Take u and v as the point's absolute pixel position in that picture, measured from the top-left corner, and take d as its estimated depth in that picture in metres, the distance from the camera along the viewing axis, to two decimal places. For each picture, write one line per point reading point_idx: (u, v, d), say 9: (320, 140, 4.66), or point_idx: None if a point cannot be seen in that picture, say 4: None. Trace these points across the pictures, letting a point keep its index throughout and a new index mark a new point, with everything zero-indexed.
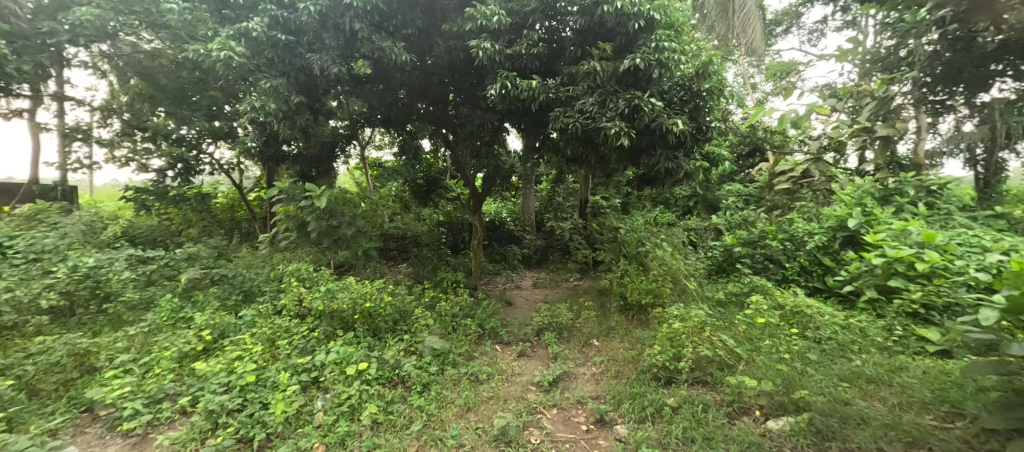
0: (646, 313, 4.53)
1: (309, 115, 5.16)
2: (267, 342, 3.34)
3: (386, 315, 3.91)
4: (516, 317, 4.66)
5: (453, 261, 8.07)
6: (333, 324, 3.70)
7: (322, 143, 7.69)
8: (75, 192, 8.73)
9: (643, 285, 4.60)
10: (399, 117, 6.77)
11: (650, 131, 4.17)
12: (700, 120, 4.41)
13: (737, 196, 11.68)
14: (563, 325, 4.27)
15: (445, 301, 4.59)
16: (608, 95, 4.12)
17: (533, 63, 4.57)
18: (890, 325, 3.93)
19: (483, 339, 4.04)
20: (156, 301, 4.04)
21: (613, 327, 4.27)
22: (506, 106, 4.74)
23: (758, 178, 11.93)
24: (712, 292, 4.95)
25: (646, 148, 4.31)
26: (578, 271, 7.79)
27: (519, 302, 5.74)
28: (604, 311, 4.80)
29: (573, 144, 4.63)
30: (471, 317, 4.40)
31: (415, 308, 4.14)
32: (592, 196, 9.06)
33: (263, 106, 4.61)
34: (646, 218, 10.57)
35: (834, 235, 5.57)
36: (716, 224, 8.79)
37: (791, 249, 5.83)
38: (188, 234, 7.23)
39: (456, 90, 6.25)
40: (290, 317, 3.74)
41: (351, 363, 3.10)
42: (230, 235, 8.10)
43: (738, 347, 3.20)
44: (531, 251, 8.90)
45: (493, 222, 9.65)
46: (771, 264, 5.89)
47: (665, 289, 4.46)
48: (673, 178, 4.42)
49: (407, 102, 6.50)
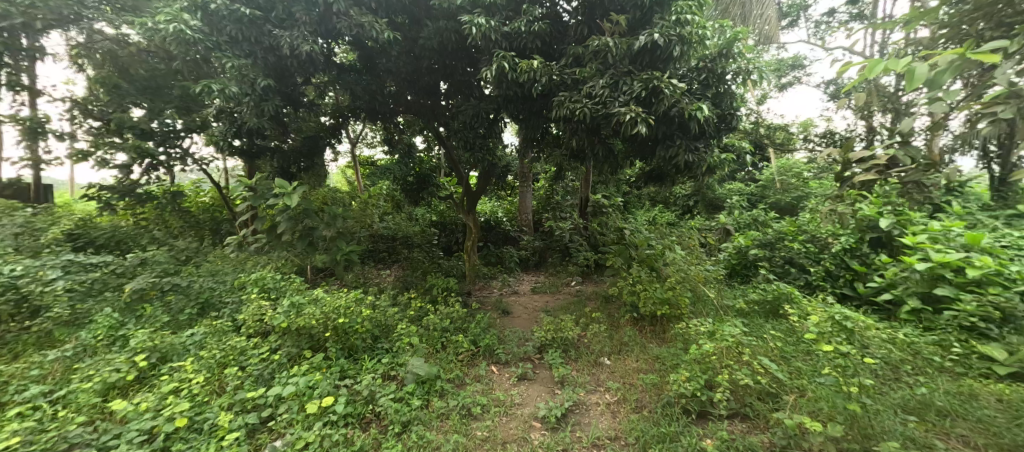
0: (661, 326, 4.01)
1: (281, 104, 4.59)
2: (216, 370, 2.78)
3: (363, 332, 3.35)
4: (515, 330, 4.11)
5: (445, 264, 7.50)
6: (300, 344, 3.15)
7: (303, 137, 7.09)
8: (51, 191, 8.16)
9: (658, 294, 4.07)
10: (385, 108, 6.19)
11: (668, 119, 3.64)
12: (724, 108, 3.89)
13: (740, 195, 11.27)
14: (568, 340, 3.72)
15: (433, 312, 4.04)
16: (620, 77, 3.58)
17: (533, 43, 4.02)
18: (944, 340, 3.43)
19: (477, 357, 3.50)
20: (94, 316, 3.45)
21: (625, 343, 3.74)
22: (503, 92, 4.20)
23: (762, 177, 11.51)
24: (732, 300, 4.44)
25: (663, 138, 3.77)
26: (579, 275, 7.28)
27: (517, 311, 5.20)
28: (613, 323, 4.26)
29: (579, 135, 4.10)
30: (462, 331, 3.85)
31: (398, 323, 3.59)
32: (594, 195, 8.55)
33: (224, 91, 4.02)
34: (648, 219, 10.09)
35: (861, 237, 5.10)
36: (723, 225, 8.31)
37: (813, 252, 5.34)
38: (155, 236, 6.61)
39: (448, 78, 5.70)
40: (250, 335, 3.18)
41: (315, 396, 2.55)
42: (204, 236, 7.48)
43: (782, 374, 2.69)
44: (529, 253, 8.36)
45: (488, 222, 9.10)
46: (792, 268, 5.40)
47: (683, 299, 3.95)
48: (692, 173, 3.90)
49: (394, 92, 5.95)
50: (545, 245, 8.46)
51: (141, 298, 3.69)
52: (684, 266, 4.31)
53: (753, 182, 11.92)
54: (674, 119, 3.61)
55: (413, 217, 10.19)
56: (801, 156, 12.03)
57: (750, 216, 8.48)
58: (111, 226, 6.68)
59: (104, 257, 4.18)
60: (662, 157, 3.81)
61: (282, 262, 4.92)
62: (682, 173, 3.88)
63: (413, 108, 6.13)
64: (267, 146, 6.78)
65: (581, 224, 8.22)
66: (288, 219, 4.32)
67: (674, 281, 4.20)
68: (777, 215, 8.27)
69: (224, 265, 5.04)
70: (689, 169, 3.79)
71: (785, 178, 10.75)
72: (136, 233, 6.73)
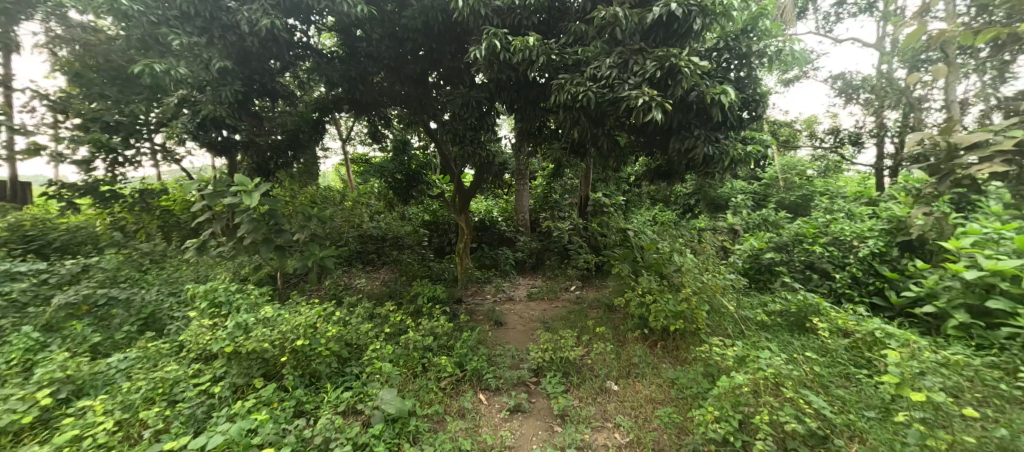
0: (675, 344, 3.54)
1: (246, 91, 4.09)
2: (139, 408, 2.28)
3: (328, 355, 2.86)
4: (508, 347, 3.61)
5: (436, 267, 7.01)
6: (251, 371, 2.66)
7: (281, 131, 6.55)
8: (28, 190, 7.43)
9: (671, 307, 3.57)
10: (368, 99, 5.68)
11: (685, 105, 3.14)
12: (749, 93, 3.39)
13: (744, 194, 10.85)
14: (569, 361, 3.23)
15: (415, 327, 3.54)
16: (630, 55, 3.08)
17: (529, 19, 3.52)
18: (1006, 364, 2.95)
19: (462, 383, 3.01)
20: (9, 337, 2.93)
21: (634, 365, 3.26)
22: (495, 76, 3.70)
23: (766, 174, 11.07)
24: (752, 311, 3.97)
25: (678, 128, 3.28)
26: (579, 279, 6.81)
27: (512, 321, 4.72)
28: (619, 339, 3.78)
29: (581, 124, 3.60)
30: (448, 350, 3.36)
31: (371, 343, 3.10)
32: (595, 193, 8.06)
33: (175, 74, 3.51)
34: (650, 218, 9.63)
35: (891, 240, 4.63)
36: (730, 225, 7.84)
37: (837, 255, 4.87)
38: (118, 239, 6.05)
39: (436, 64, 5.19)
40: (191, 360, 2.68)
41: (254, 448, 2.05)
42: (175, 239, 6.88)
43: (831, 414, 2.22)
44: (526, 255, 7.87)
45: (483, 222, 8.59)
46: (814, 274, 4.94)
47: (699, 313, 3.47)
48: (711, 169, 3.42)
49: (377, 80, 5.42)
50: (543, 247, 7.97)
51: (70, 314, 3.16)
52: (699, 274, 3.83)
53: (757, 180, 11.47)
54: (691, 106, 3.11)
55: (405, 217, 9.75)
56: (805, 153, 11.63)
57: (757, 216, 8.03)
58: (69, 229, 6.10)
59: (37, 266, 3.65)
60: (677, 150, 3.31)
61: (249, 269, 4.40)
62: (699, 167, 3.39)
63: (399, 98, 5.61)
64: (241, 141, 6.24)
65: (581, 224, 7.73)
66: (251, 221, 3.79)
67: (689, 291, 3.72)
68: (787, 214, 7.83)
69: (185, 272, 4.52)
70: (707, 163, 3.30)
71: (791, 176, 10.33)
72: (98, 235, 6.17)
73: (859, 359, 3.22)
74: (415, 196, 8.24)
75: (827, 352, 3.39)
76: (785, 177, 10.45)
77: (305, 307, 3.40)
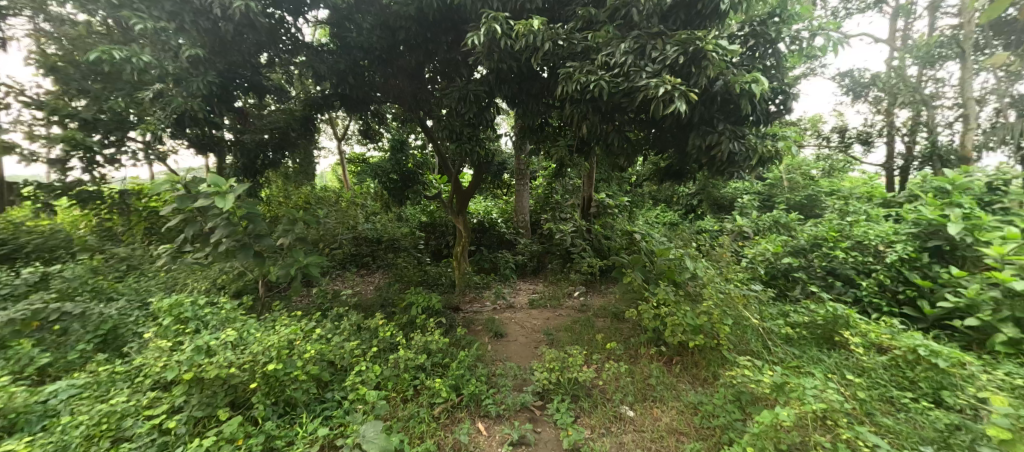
0: (693, 363, 3.22)
1: (220, 83, 3.82)
2: (76, 450, 1.94)
3: (307, 380, 2.53)
4: (511, 365, 3.28)
5: (433, 271, 6.67)
6: (216, 401, 2.32)
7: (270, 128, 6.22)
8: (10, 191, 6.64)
9: (690, 321, 3.23)
10: (359, 94, 5.34)
11: (708, 97, 2.80)
12: (778, 83, 3.05)
13: (749, 194, 10.57)
14: (578, 383, 2.89)
15: (408, 343, 3.20)
16: (648, 40, 2.75)
17: (534, 1, 3.19)
18: None
19: (459, 410, 2.69)
20: None
21: (649, 387, 2.93)
22: (495, 65, 3.37)
23: (771, 174, 10.81)
24: (776, 324, 3.64)
25: (699, 122, 2.94)
26: (582, 284, 6.48)
27: (513, 332, 4.39)
28: (631, 355, 3.45)
29: (590, 119, 3.27)
30: (444, 369, 3.03)
31: (357, 364, 2.77)
32: (598, 194, 7.75)
33: (138, 61, 3.24)
34: (654, 220, 9.32)
35: (920, 245, 4.33)
36: (740, 228, 7.52)
37: (861, 261, 4.56)
38: (93, 243, 5.65)
39: (431, 56, 4.87)
40: (147, 388, 2.34)
41: None
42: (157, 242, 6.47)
43: None
44: (526, 259, 7.53)
45: (482, 223, 8.25)
46: (836, 280, 4.62)
47: (722, 327, 3.14)
48: (735, 168, 3.09)
49: (368, 74, 5.09)
50: (544, 250, 7.64)
51: (17, 331, 2.79)
52: (719, 283, 3.50)
53: (762, 180, 11.19)
54: (716, 97, 2.79)
55: (401, 218, 9.47)
56: (810, 152, 11.34)
57: (765, 218, 7.72)
58: (40, 232, 5.68)
59: None
60: (697, 145, 2.98)
61: (229, 276, 4.06)
62: (721, 167, 3.06)
63: (392, 93, 5.28)
64: (226, 139, 5.90)
65: (585, 227, 7.41)
66: (228, 226, 3.44)
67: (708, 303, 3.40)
68: (798, 217, 7.52)
69: (158, 281, 4.16)
70: (731, 162, 2.98)
71: (798, 176, 10.04)
72: (73, 238, 5.77)
73: (900, 380, 2.91)
74: (410, 197, 7.91)
75: (864, 372, 3.07)
76: (791, 177, 10.15)
77: (284, 322, 3.06)
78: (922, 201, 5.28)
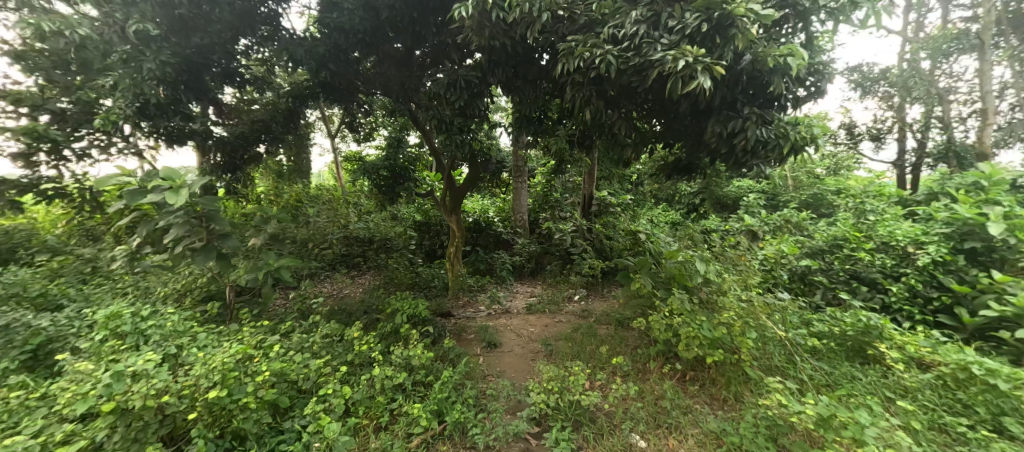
0: (709, 381, 2.86)
1: (174, 63, 3.76)
2: None
3: (260, 408, 2.16)
4: (503, 383, 2.90)
5: (425, 272, 6.29)
6: (147, 437, 1.93)
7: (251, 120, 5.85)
8: None
9: (708, 334, 2.84)
10: (343, 82, 4.95)
11: (732, 75, 2.42)
12: (812, 60, 2.65)
13: (752, 193, 10.25)
14: (580, 407, 2.53)
15: (386, 359, 2.82)
16: (664, 6, 2.36)
17: None
18: None
19: (440, 443, 2.31)
20: None
21: (662, 411, 2.56)
22: (488, 41, 2.99)
23: (774, 172, 10.47)
24: (801, 335, 3.27)
25: (719, 106, 2.58)
26: (583, 287, 6.10)
27: (509, 341, 4.01)
28: (639, 372, 3.08)
29: (594, 104, 2.92)
30: (425, 390, 2.66)
31: (323, 388, 2.40)
32: (599, 192, 7.37)
33: (71, 32, 3.43)
34: (657, 220, 8.94)
35: (955, 247, 3.94)
36: (748, 227, 7.14)
37: (889, 265, 4.18)
38: (53, 245, 5.17)
39: (420, 42, 4.49)
40: (65, 420, 1.94)
41: None
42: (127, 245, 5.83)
43: None
44: (524, 260, 7.13)
45: (478, 223, 7.84)
46: (860, 285, 4.25)
47: (744, 341, 2.77)
48: (760, 159, 2.71)
49: (353, 61, 4.70)
50: (542, 251, 7.26)
51: None
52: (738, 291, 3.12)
53: (765, 178, 10.85)
54: (742, 75, 2.42)
55: (394, 217, 9.09)
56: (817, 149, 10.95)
57: (773, 218, 7.33)
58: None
59: None
60: (718, 133, 2.60)
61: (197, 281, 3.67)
62: (742, 158, 2.69)
63: (378, 82, 4.89)
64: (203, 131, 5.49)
65: (586, 226, 7.03)
66: (192, 225, 3.06)
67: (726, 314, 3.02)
68: (808, 216, 7.15)
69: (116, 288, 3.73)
70: (754, 152, 2.61)
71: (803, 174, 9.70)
72: (33, 239, 5.29)
73: (951, 404, 2.54)
74: (402, 194, 7.52)
75: (906, 392, 2.70)
76: (795, 176, 9.84)
77: (244, 337, 2.68)
78: (950, 199, 4.87)
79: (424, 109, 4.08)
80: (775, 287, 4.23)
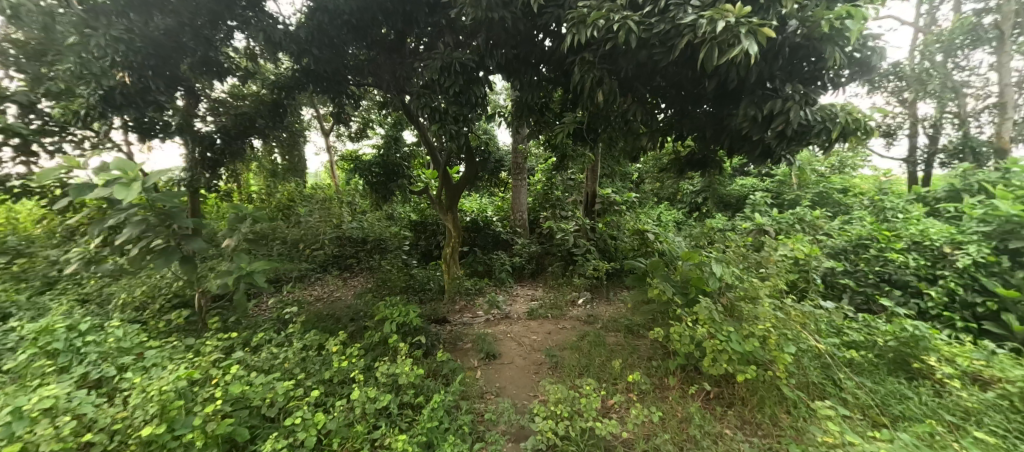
0: (734, 400, 2.54)
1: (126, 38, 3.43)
2: None
3: (208, 444, 1.85)
4: (504, 405, 2.57)
5: (419, 275, 5.92)
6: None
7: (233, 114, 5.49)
8: None
9: (738, 349, 2.50)
10: (329, 71, 4.58)
11: (771, 46, 2.09)
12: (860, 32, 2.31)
13: (755, 191, 9.96)
14: (593, 438, 2.21)
15: (368, 379, 2.49)
16: None
17: None
18: None
19: None
20: None
21: (689, 441, 2.26)
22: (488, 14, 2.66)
23: (779, 170, 10.17)
24: (837, 347, 2.92)
25: (752, 84, 2.25)
26: (587, 289, 5.75)
27: (509, 352, 3.66)
28: (656, 390, 2.75)
29: (606, 83, 2.58)
30: (413, 416, 2.33)
31: (291, 415, 2.08)
32: (603, 190, 7.02)
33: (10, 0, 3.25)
34: (661, 219, 8.60)
35: (997, 248, 3.60)
36: (759, 226, 6.80)
37: (923, 267, 3.83)
38: (16, 245, 4.77)
39: (412, 25, 4.12)
40: None
41: None
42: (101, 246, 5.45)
43: None
44: (524, 261, 6.77)
45: (475, 222, 7.47)
46: (891, 288, 3.91)
47: (780, 357, 2.43)
48: (793, 147, 2.39)
49: (340, 47, 4.35)
50: (543, 251, 6.90)
51: None
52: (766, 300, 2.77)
53: (769, 176, 10.54)
54: (785, 47, 2.10)
55: (389, 216, 8.72)
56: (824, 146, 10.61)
57: (785, 217, 7.02)
58: None
59: None
60: (751, 116, 2.27)
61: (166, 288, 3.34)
62: (775, 146, 2.37)
63: (367, 70, 4.53)
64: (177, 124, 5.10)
65: (589, 226, 6.67)
66: (148, 224, 2.68)
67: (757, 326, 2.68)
68: (820, 214, 6.83)
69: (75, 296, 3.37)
70: (790, 139, 2.29)
71: (809, 172, 9.40)
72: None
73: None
74: (395, 192, 7.15)
75: (968, 415, 2.36)
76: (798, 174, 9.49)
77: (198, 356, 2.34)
78: (982, 196, 4.53)
79: (416, 95, 3.71)
80: (800, 292, 3.89)
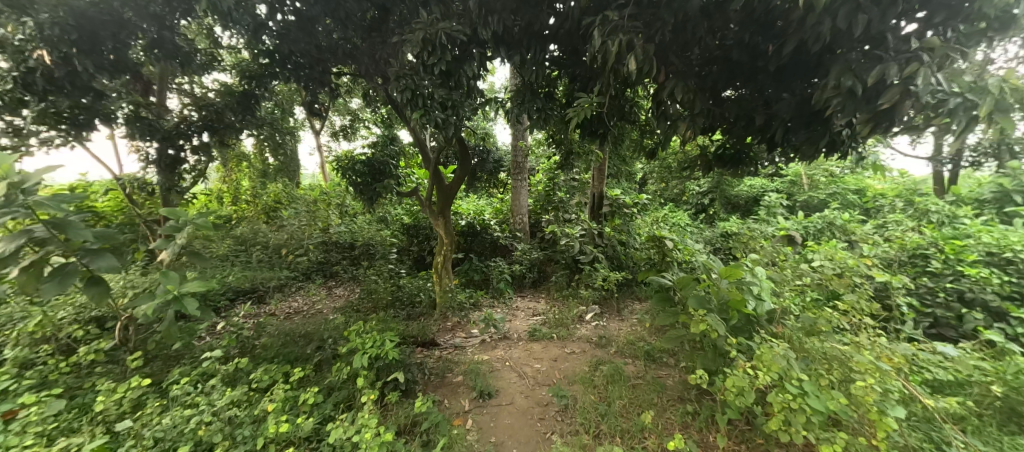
0: None
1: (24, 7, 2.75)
2: None
3: None
4: None
5: (407, 286, 5.25)
6: None
7: (204, 107, 4.91)
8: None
9: (821, 416, 1.84)
10: (297, 52, 3.88)
11: None
12: None
13: (765, 192, 9.36)
14: None
15: None
16: None
17: None
18: None
19: None
20: None
21: None
22: None
23: (789, 169, 9.58)
24: (940, 397, 2.26)
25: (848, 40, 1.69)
26: (596, 303, 5.11)
27: (508, 391, 3.00)
28: None
29: (639, 50, 1.97)
30: None
31: None
32: (612, 191, 6.37)
33: None
34: (671, 221, 7.97)
35: None
36: (784, 230, 6.16)
37: (1006, 284, 3.21)
38: None
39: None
40: None
41: None
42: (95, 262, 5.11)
43: None
44: (525, 269, 6.11)
45: (472, 226, 6.75)
46: (969, 308, 3.26)
47: (882, 423, 1.74)
48: (888, 131, 1.84)
49: (307, 24, 3.66)
50: (546, 257, 6.26)
51: None
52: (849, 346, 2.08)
53: (779, 176, 9.94)
54: None
55: (377, 219, 8.05)
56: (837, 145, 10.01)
57: (811, 220, 6.37)
58: None
59: None
60: (846, 89, 1.69)
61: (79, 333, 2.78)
62: (868, 127, 1.80)
63: (341, 52, 3.84)
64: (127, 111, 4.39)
65: (597, 230, 6.02)
66: (32, 237, 2.13)
67: (842, 376, 2.01)
68: (851, 218, 6.19)
69: None
70: (891, 117, 1.73)
71: (823, 172, 8.83)
72: None
73: None
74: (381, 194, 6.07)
75: None
76: (812, 173, 8.91)
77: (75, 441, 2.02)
78: None
79: (396, 76, 3.05)
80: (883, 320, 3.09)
